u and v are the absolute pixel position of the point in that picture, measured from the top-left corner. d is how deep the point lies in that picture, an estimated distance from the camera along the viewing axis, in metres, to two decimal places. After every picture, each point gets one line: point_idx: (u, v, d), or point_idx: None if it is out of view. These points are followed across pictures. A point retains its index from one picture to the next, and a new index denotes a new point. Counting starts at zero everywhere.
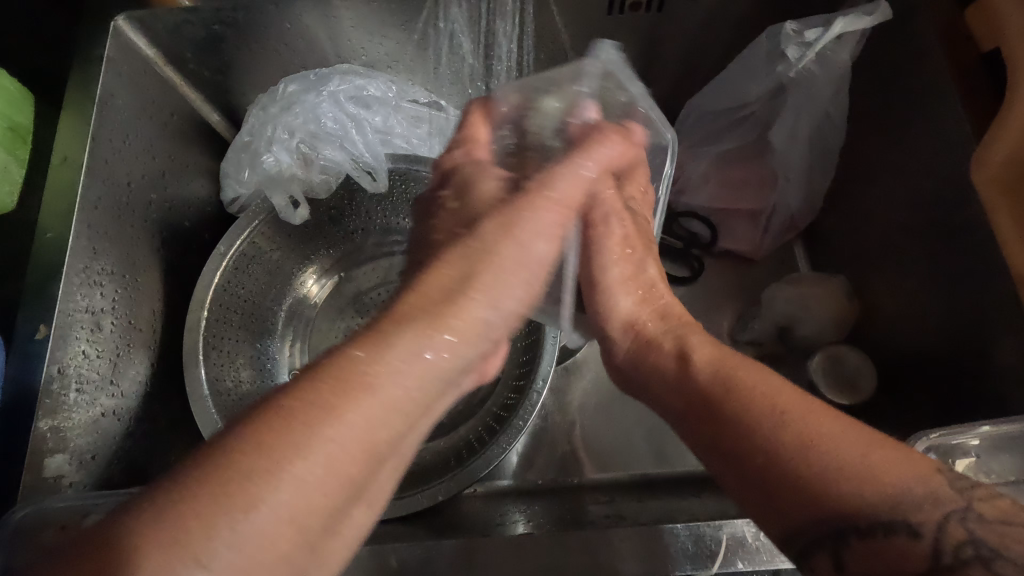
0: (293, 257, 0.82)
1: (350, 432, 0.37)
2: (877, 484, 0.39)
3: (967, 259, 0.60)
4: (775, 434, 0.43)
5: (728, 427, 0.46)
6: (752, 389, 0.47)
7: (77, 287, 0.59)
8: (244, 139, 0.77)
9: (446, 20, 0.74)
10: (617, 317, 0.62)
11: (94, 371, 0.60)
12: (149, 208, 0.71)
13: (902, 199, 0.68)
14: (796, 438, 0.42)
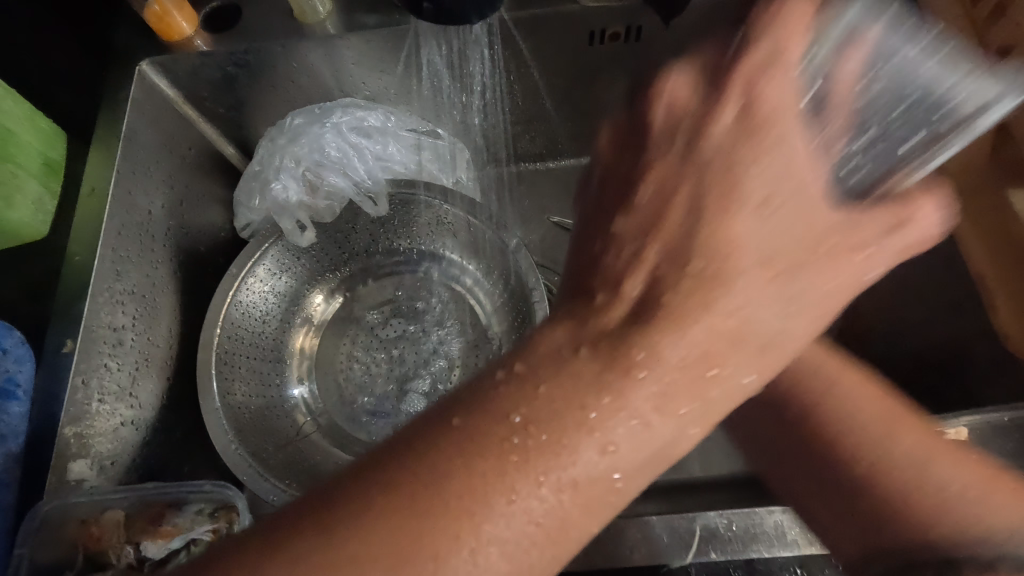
0: (301, 277, 0.86)
1: (542, 509, 0.32)
2: (994, 510, 0.39)
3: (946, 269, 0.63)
4: (883, 459, 0.44)
5: (836, 445, 0.47)
6: (853, 410, 0.47)
7: (102, 305, 0.65)
8: (254, 168, 0.83)
9: (428, 56, 0.78)
10: None
11: (114, 383, 0.64)
12: (168, 234, 0.77)
13: None
14: (904, 462, 0.44)
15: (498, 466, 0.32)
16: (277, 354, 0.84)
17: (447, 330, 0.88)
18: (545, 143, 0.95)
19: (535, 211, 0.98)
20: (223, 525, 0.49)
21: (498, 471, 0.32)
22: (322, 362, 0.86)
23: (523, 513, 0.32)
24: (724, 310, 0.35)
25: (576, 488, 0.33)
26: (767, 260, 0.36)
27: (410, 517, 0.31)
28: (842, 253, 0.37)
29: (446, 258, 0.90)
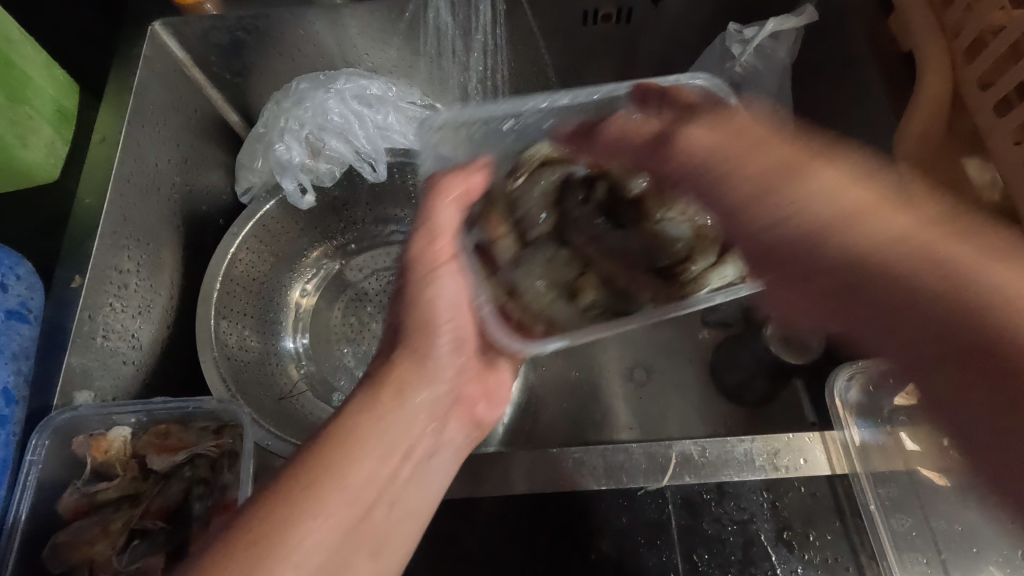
0: (299, 241, 0.89)
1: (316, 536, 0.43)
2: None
3: None
4: (902, 257, 0.45)
5: (832, 213, 0.47)
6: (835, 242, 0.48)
7: (109, 246, 0.67)
8: (259, 130, 0.86)
9: (433, 16, 0.82)
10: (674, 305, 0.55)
11: (119, 323, 0.67)
12: (173, 189, 0.79)
13: None
14: (887, 240, 0.45)
15: (357, 439, 0.48)
16: (272, 314, 0.87)
17: None
18: None
19: None
20: (226, 443, 0.52)
21: (324, 458, 0.46)
22: (317, 323, 0.89)
23: (389, 454, 0.49)
24: None
25: (253, 538, 0.41)
26: None
27: (306, 490, 0.44)
28: None
29: None
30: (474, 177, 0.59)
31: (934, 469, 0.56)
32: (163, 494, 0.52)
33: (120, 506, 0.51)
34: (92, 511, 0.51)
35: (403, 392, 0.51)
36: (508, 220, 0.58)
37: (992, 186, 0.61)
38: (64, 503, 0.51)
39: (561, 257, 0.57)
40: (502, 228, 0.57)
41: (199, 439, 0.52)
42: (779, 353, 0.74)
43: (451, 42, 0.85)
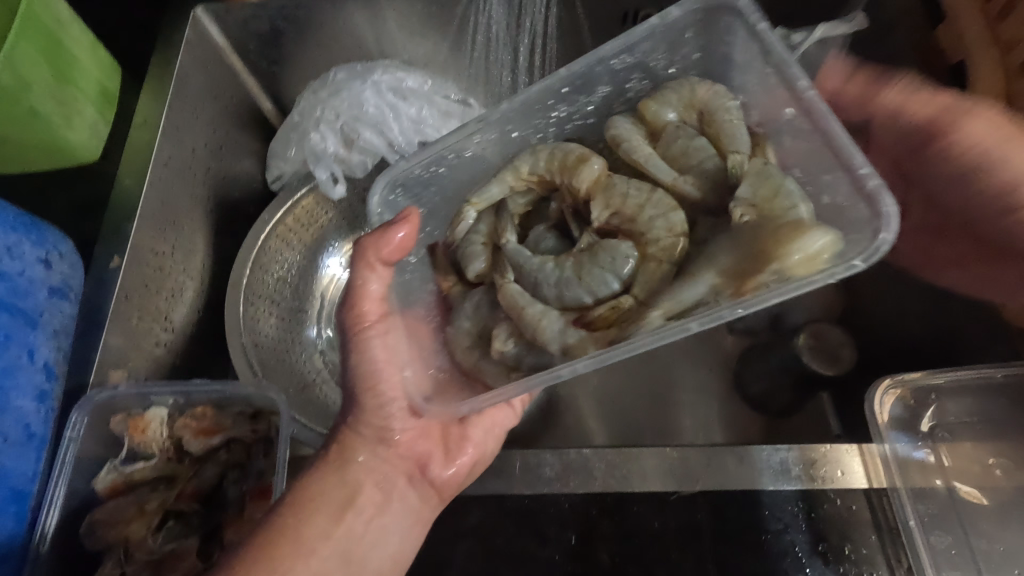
0: (328, 231, 0.90)
1: None
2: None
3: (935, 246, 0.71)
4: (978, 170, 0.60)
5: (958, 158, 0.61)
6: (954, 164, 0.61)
7: (148, 230, 0.67)
8: (293, 119, 0.87)
9: (485, 9, 0.85)
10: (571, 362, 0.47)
11: (153, 306, 0.67)
12: (207, 174, 0.80)
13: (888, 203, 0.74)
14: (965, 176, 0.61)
15: (281, 534, 0.48)
16: (299, 302, 0.87)
17: None
18: None
19: None
20: (263, 429, 0.55)
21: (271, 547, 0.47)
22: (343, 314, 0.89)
23: (326, 539, 0.49)
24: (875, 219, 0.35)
25: None
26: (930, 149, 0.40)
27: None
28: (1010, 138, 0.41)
29: None
30: (399, 231, 0.51)
31: (974, 486, 0.57)
32: (199, 476, 0.55)
33: (157, 484, 0.54)
34: (129, 487, 0.54)
35: (347, 473, 0.51)
36: (453, 268, 0.58)
37: None
38: (104, 479, 0.53)
39: (487, 300, 0.54)
40: (450, 278, 0.58)
41: (235, 423, 0.55)
42: (809, 364, 0.73)
43: (497, 35, 0.87)
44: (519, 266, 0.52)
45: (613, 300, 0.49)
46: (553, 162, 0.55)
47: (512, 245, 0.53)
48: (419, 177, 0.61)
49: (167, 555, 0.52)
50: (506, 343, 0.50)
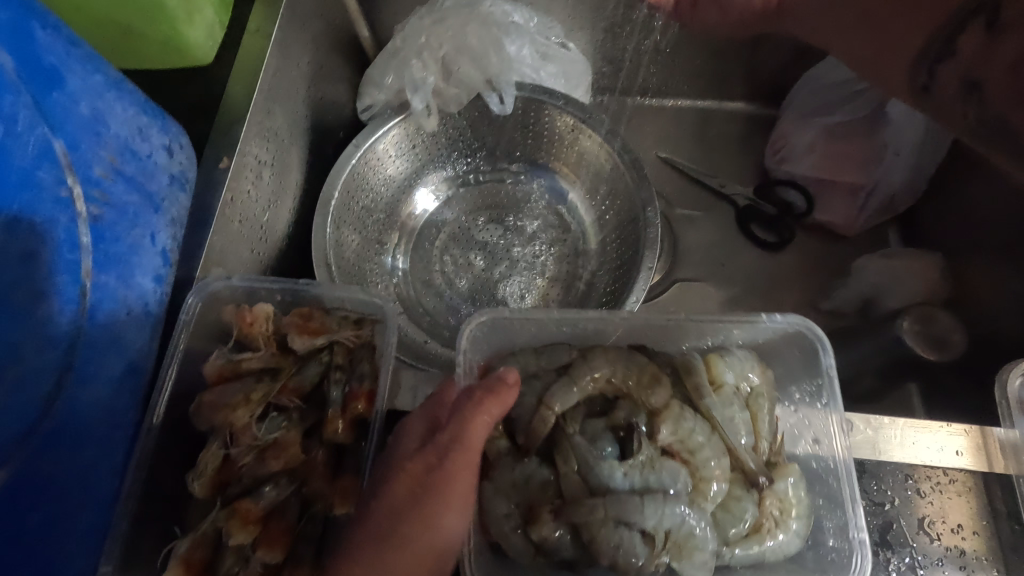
0: (415, 165, 0.89)
1: None
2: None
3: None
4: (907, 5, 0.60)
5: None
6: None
7: (255, 137, 0.68)
8: (393, 46, 0.86)
9: None
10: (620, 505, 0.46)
11: (253, 214, 0.68)
12: (306, 93, 0.80)
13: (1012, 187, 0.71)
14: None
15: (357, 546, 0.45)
16: (379, 231, 0.87)
17: (544, 246, 0.89)
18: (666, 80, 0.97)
19: (646, 141, 0.98)
20: (366, 334, 0.55)
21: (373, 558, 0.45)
22: (419, 249, 0.89)
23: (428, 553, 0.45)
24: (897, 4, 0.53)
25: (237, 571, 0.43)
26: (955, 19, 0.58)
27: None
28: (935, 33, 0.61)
29: (555, 173, 0.91)
30: (504, 401, 0.47)
31: None
32: (301, 374, 0.55)
33: (262, 376, 0.54)
34: (234, 375, 0.54)
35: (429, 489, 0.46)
36: (507, 423, 0.52)
37: None
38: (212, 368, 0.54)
39: (542, 477, 0.49)
40: (499, 429, 0.51)
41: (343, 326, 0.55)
42: (917, 348, 0.68)
43: None
44: (581, 465, 0.49)
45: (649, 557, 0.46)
46: (627, 376, 0.51)
47: (578, 442, 0.49)
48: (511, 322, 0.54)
49: (269, 447, 0.51)
50: (554, 525, 0.47)
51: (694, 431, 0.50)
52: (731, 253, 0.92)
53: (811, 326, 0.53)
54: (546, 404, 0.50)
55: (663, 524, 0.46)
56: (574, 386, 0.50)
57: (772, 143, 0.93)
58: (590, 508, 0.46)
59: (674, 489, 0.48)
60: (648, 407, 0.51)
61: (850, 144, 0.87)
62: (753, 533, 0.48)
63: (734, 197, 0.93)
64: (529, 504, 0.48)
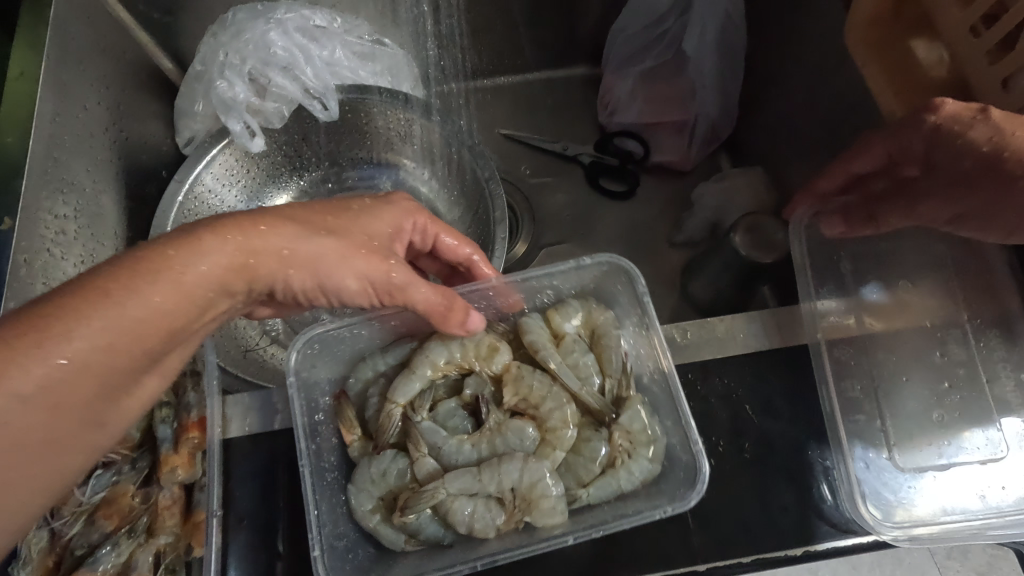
0: (261, 185, 0.87)
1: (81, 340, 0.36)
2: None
3: (825, 129, 0.74)
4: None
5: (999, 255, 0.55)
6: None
7: (42, 191, 0.62)
8: (196, 69, 0.82)
9: None
10: (465, 479, 0.46)
11: (59, 271, 0.63)
12: (106, 134, 0.74)
13: (802, 95, 0.77)
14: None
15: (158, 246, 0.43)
16: None
17: None
18: (493, 57, 0.99)
19: (488, 124, 1.00)
20: (187, 362, 0.54)
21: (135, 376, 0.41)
22: None
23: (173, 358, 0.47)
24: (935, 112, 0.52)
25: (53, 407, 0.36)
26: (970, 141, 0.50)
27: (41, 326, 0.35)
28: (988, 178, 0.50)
29: (394, 166, 0.91)
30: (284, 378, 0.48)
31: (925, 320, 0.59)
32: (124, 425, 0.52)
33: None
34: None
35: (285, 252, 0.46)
36: (363, 420, 0.52)
37: (939, 64, 0.61)
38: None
39: (397, 468, 0.47)
40: (354, 430, 0.50)
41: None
42: (749, 256, 0.74)
43: None
44: (433, 449, 0.50)
45: (497, 525, 0.44)
46: (467, 353, 0.52)
47: (425, 425, 0.50)
48: (344, 336, 0.52)
49: (100, 508, 0.49)
50: (408, 509, 0.44)
51: (536, 390, 0.51)
52: (591, 212, 0.94)
53: (623, 257, 0.53)
54: (389, 399, 0.50)
55: (504, 484, 0.45)
56: (412, 375, 0.50)
57: (601, 97, 0.97)
58: (431, 492, 0.45)
59: (522, 447, 0.49)
60: (492, 375, 0.53)
61: (664, 87, 0.92)
62: (608, 468, 0.47)
63: (579, 156, 0.95)
64: (395, 496, 0.47)
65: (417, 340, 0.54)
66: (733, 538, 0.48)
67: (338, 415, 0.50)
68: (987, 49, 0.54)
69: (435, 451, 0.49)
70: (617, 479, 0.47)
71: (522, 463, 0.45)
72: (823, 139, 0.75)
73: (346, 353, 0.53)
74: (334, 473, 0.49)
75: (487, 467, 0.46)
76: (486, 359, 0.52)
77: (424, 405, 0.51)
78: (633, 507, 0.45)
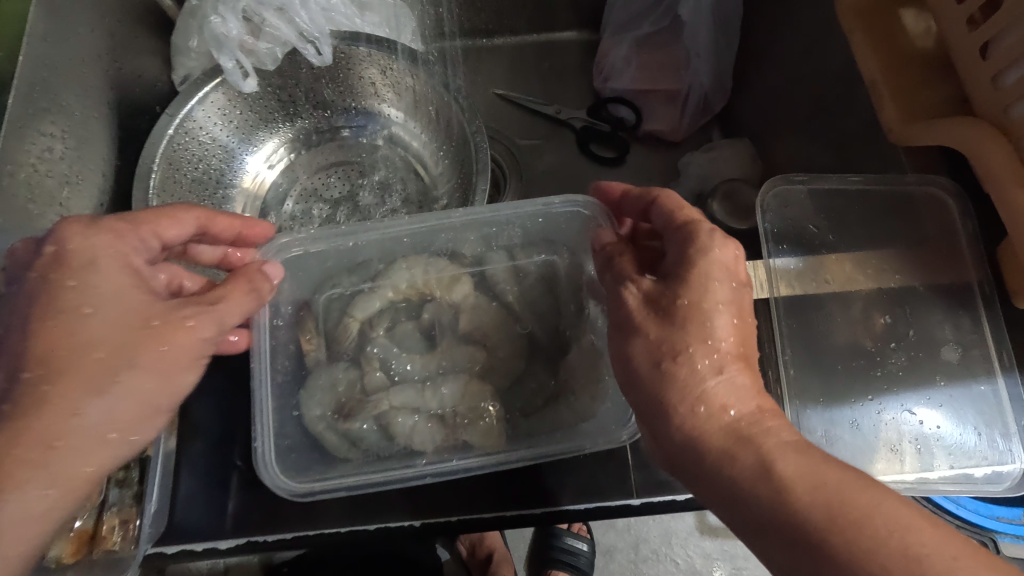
0: (252, 126, 0.88)
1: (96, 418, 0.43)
2: (944, 552, 0.33)
3: (811, 99, 0.73)
4: (794, 472, 0.37)
5: (749, 398, 0.41)
6: (809, 461, 0.37)
7: (30, 110, 0.64)
8: (192, 4, 0.82)
9: None
10: (411, 394, 0.49)
11: (44, 188, 0.65)
12: (99, 62, 0.75)
13: (792, 66, 0.77)
14: (899, 515, 0.34)
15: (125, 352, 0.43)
16: (222, 197, 0.86)
17: (389, 191, 0.90)
18: (491, 17, 0.98)
19: (482, 83, 1.00)
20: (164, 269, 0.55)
21: (76, 390, 0.42)
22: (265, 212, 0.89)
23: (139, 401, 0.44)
24: (705, 400, 0.40)
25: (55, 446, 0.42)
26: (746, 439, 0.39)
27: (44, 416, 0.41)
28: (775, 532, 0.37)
29: (383, 116, 0.92)
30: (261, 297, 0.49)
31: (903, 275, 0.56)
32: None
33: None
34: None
35: (77, 262, 0.44)
36: (322, 330, 0.53)
37: (925, 35, 0.61)
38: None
39: (347, 377, 0.50)
40: (314, 339, 0.52)
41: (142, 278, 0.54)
42: (724, 221, 0.75)
43: None
44: (386, 363, 0.52)
45: (437, 441, 0.47)
46: (428, 280, 0.53)
47: (380, 343, 0.52)
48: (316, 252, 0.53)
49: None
50: (352, 417, 0.48)
51: (489, 320, 0.52)
52: (577, 176, 0.94)
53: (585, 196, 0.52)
54: (348, 313, 0.53)
55: (448, 402, 0.49)
56: (372, 293, 0.53)
57: (597, 63, 0.97)
58: (376, 402, 0.49)
59: (470, 368, 0.51)
60: (451, 302, 0.53)
61: (660, 54, 0.92)
62: (551, 399, 0.50)
63: (570, 121, 0.95)
64: (342, 404, 0.49)
65: (383, 262, 0.54)
66: (667, 477, 0.48)
67: (302, 329, 0.52)
68: (968, 16, 0.52)
69: (387, 367, 0.51)
70: (558, 404, 0.49)
71: (465, 386, 0.49)
72: (806, 110, 0.75)
73: (318, 275, 0.54)
74: (284, 377, 0.50)
75: (434, 386, 0.50)
76: (444, 289, 0.53)
77: (384, 326, 0.53)
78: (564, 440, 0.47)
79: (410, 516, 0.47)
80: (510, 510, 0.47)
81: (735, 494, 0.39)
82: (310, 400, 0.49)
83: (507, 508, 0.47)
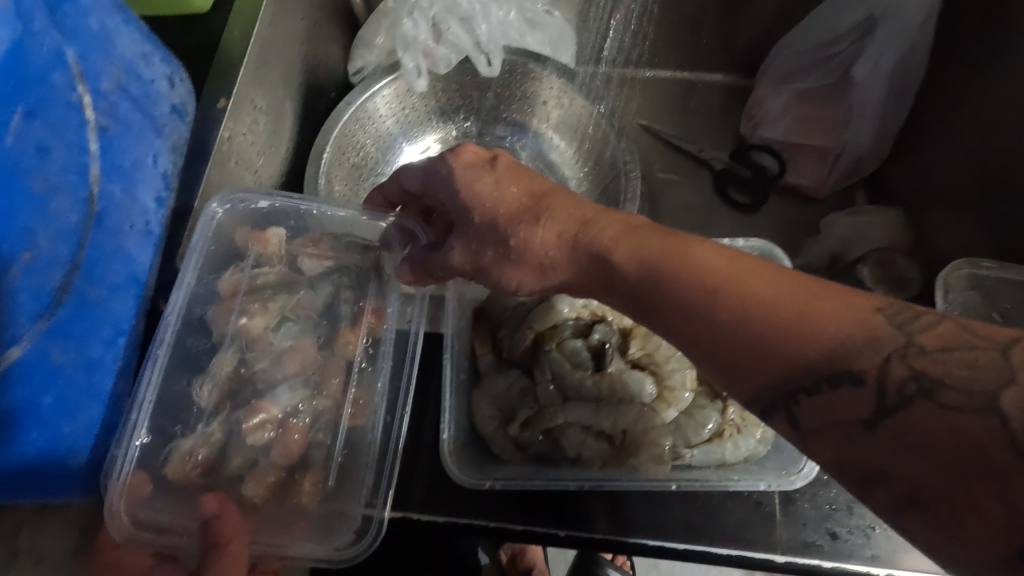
0: (412, 124, 0.94)
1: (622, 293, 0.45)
2: (823, 319, 0.34)
3: (995, 177, 0.71)
4: (693, 284, 0.38)
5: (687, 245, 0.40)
6: (695, 265, 0.39)
7: (252, 83, 0.70)
8: (386, 6, 0.89)
9: None
10: (581, 411, 0.51)
11: (247, 155, 0.71)
12: (300, 47, 0.82)
13: (970, 143, 0.75)
14: (804, 299, 0.35)
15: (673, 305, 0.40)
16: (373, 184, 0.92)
17: None
18: (649, 49, 1.00)
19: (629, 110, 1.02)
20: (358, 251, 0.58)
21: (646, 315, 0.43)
22: None
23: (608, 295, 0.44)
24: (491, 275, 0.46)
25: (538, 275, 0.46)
26: (685, 278, 0.39)
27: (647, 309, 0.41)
28: (768, 362, 0.35)
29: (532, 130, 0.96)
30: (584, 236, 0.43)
31: None
32: (313, 294, 0.59)
33: (279, 290, 0.58)
34: (252, 292, 0.57)
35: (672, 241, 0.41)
36: (495, 338, 0.56)
37: None
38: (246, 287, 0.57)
39: (520, 385, 0.53)
40: (487, 345, 0.55)
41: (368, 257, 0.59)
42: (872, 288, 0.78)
43: None
44: (557, 375, 0.53)
45: (604, 463, 0.50)
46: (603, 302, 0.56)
47: (554, 355, 0.53)
48: None
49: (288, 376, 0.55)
50: (527, 426, 0.51)
51: (663, 349, 0.54)
52: (709, 215, 0.94)
53: (775, 246, 0.60)
54: (527, 323, 0.54)
55: (619, 423, 0.50)
56: (553, 308, 0.54)
57: (748, 109, 0.97)
58: (551, 415, 0.51)
59: (642, 397, 0.53)
60: (623, 327, 0.56)
61: (820, 109, 0.91)
62: (715, 437, 0.51)
63: (711, 161, 0.95)
64: (511, 409, 0.52)
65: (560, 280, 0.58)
66: (814, 539, 0.48)
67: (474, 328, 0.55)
68: None
69: (559, 381, 0.53)
70: (726, 450, 0.50)
71: (640, 411, 0.50)
72: (980, 188, 0.73)
73: None
74: (464, 376, 0.53)
75: (605, 411, 0.51)
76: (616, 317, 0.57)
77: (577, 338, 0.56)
78: (736, 476, 0.48)
79: (561, 524, 0.48)
80: (655, 540, 0.48)
81: (700, 325, 0.38)
82: (491, 401, 0.52)
83: (657, 536, 0.48)
